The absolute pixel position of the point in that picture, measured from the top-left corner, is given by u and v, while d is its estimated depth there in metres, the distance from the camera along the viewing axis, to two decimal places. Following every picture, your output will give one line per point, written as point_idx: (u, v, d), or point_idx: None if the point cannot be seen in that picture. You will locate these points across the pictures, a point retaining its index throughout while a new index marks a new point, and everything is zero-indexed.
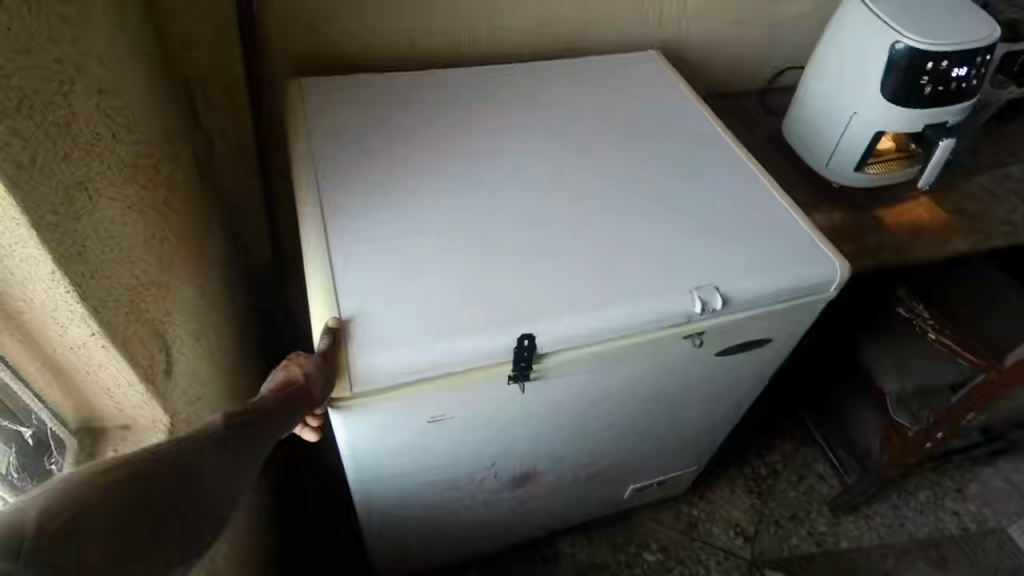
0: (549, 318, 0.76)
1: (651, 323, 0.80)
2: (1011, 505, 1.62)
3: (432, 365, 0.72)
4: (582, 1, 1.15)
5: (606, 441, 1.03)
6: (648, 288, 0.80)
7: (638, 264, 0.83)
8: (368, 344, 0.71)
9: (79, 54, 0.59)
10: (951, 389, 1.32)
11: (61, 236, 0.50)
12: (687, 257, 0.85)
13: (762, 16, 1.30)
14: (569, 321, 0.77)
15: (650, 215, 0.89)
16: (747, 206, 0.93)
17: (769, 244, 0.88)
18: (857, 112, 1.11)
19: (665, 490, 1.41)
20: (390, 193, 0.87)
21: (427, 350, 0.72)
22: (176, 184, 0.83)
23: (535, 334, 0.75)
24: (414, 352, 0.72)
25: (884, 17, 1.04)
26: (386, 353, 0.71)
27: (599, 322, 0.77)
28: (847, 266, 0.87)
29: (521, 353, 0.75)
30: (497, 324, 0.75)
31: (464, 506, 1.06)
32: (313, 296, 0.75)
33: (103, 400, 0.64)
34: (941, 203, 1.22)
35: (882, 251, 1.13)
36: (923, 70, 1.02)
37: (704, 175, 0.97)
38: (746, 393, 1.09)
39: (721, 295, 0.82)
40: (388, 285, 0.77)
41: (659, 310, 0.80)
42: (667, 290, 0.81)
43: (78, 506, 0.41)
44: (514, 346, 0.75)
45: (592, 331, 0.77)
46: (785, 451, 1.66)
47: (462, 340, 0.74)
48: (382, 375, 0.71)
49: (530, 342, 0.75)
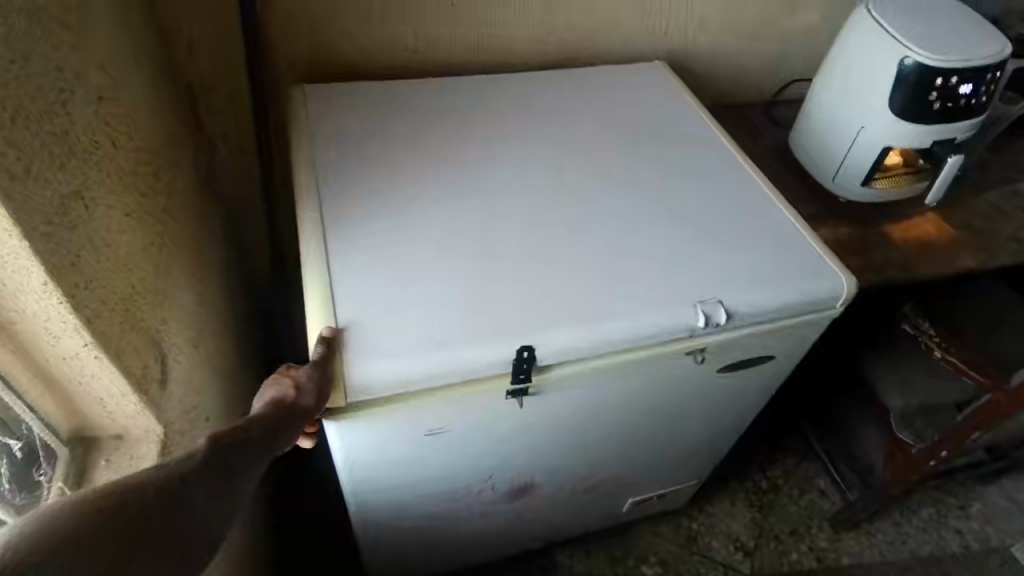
0: (550, 328, 0.75)
1: (652, 337, 0.78)
2: (1014, 524, 1.60)
3: (430, 375, 0.72)
4: (588, 11, 1.15)
5: (605, 454, 1.02)
6: (647, 299, 0.79)
7: (640, 267, 0.82)
8: (365, 353, 0.71)
9: (80, 60, 0.59)
10: (957, 407, 1.31)
11: (55, 246, 0.50)
12: (687, 261, 0.84)
13: (770, 28, 1.30)
14: (570, 332, 0.75)
15: (652, 218, 0.89)
16: (752, 217, 0.92)
17: (774, 255, 0.87)
18: (864, 126, 1.10)
19: (665, 503, 1.39)
20: (391, 200, 0.86)
21: (425, 360, 0.71)
22: (176, 190, 0.83)
23: (535, 346, 0.74)
24: (411, 361, 0.71)
25: (893, 32, 1.04)
26: (383, 363, 0.70)
27: (600, 334, 0.76)
28: (854, 281, 0.86)
29: (521, 364, 0.75)
30: (498, 333, 0.74)
31: (461, 517, 1.05)
32: (311, 302, 0.74)
33: (96, 410, 0.63)
34: (948, 219, 1.21)
35: (887, 267, 1.11)
36: (932, 86, 1.01)
37: (710, 185, 0.95)
38: (748, 408, 1.08)
39: (725, 309, 0.80)
40: (387, 292, 0.76)
41: (660, 324, 0.78)
42: (666, 302, 0.79)
43: (65, 531, 0.40)
44: (514, 359, 0.74)
45: (593, 344, 0.76)
46: (787, 465, 1.65)
47: (461, 350, 0.73)
48: (376, 385, 0.70)
49: (530, 354, 0.74)
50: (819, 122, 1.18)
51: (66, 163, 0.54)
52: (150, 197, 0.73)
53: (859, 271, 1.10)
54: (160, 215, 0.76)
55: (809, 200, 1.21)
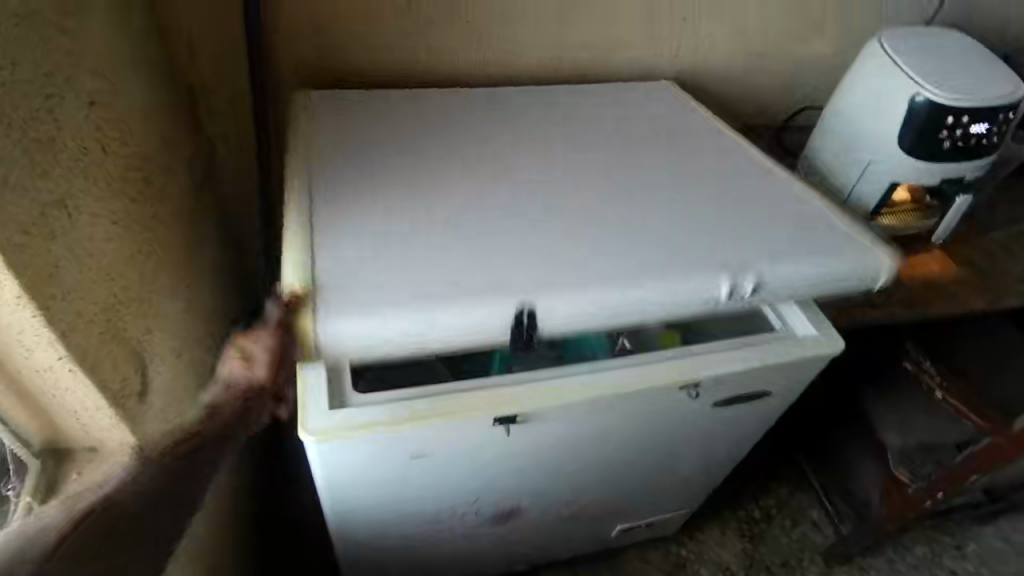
0: (549, 294, 0.73)
1: (660, 312, 0.77)
2: (1010, 567, 1.57)
3: (422, 333, 0.69)
4: (599, 31, 1.14)
5: (593, 481, 1.00)
6: (650, 279, 0.76)
7: (642, 249, 0.80)
8: (345, 312, 0.68)
9: (72, 65, 0.58)
10: (957, 448, 1.26)
11: (30, 259, 0.48)
12: (698, 242, 0.82)
13: (783, 55, 1.28)
14: (571, 302, 0.73)
15: (650, 208, 0.87)
16: (755, 205, 0.90)
17: (799, 235, 0.84)
18: (873, 159, 1.08)
19: (654, 530, 1.37)
20: (387, 182, 0.85)
21: (417, 315, 0.69)
22: (168, 195, 0.81)
23: (536, 307, 0.72)
24: (400, 319, 0.69)
25: (905, 68, 1.02)
26: (368, 322, 0.68)
27: (603, 305, 0.74)
28: (893, 260, 0.84)
29: (521, 328, 0.72)
30: (495, 296, 0.72)
31: (444, 538, 1.03)
32: (286, 270, 0.72)
33: (70, 423, 0.62)
34: (954, 256, 1.19)
35: (891, 302, 1.09)
36: (943, 123, 0.99)
37: (705, 180, 0.94)
38: (742, 441, 1.06)
39: (757, 279, 0.79)
40: (371, 260, 0.74)
41: (674, 297, 0.76)
42: (672, 280, 0.77)
43: None
44: (514, 319, 0.72)
45: (595, 315, 0.74)
46: (781, 495, 1.63)
47: (455, 308, 0.70)
48: (359, 342, 0.67)
49: (530, 315, 0.72)
50: (829, 150, 1.16)
51: (50, 169, 0.53)
52: (140, 201, 0.72)
53: (862, 306, 1.08)
54: (151, 220, 0.75)
55: None
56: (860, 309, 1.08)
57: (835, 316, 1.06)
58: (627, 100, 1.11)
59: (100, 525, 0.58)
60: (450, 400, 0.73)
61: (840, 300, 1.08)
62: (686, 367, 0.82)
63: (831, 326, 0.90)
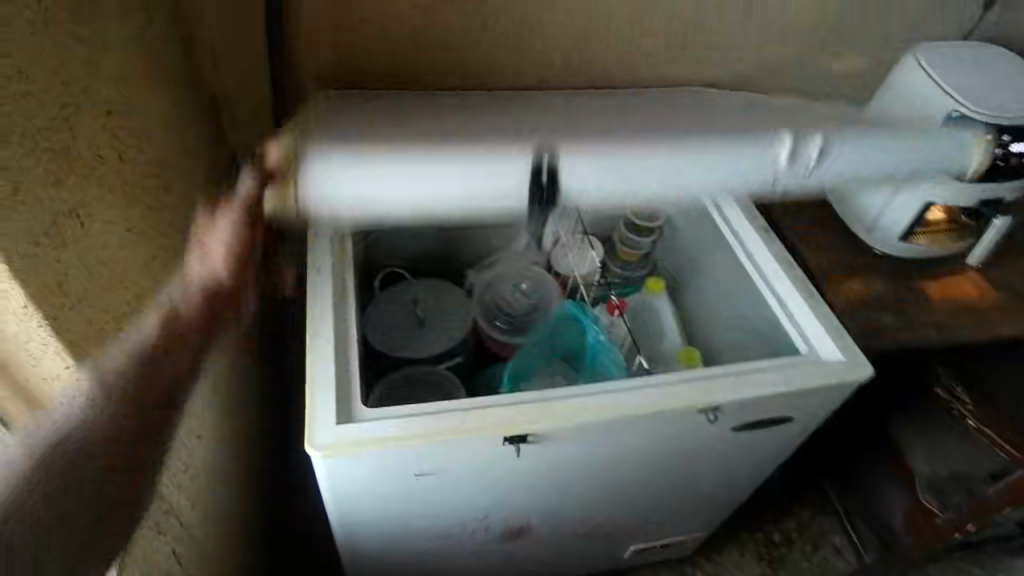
0: (564, 160, 0.81)
1: (665, 177, 0.85)
2: None
3: (434, 185, 0.78)
4: (623, 44, 1.13)
5: (606, 501, 0.98)
6: (656, 153, 0.84)
7: (635, 150, 0.84)
8: (331, 171, 0.76)
9: (90, 75, 0.58)
10: (991, 477, 1.16)
11: (38, 268, 0.48)
12: (698, 155, 0.85)
13: (813, 69, 1.25)
14: (580, 167, 0.81)
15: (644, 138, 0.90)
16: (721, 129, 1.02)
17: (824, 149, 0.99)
18: (906, 179, 1.05)
19: (669, 552, 1.33)
20: (382, 129, 0.92)
21: (424, 173, 0.77)
22: (187, 201, 0.82)
23: (558, 161, 0.81)
24: (399, 181, 0.76)
25: (943, 84, 1.00)
26: (360, 181, 0.76)
27: (613, 166, 0.82)
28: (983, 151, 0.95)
29: (544, 187, 0.80)
30: (501, 163, 0.79)
31: (453, 554, 1.01)
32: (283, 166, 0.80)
33: None
34: (992, 278, 1.13)
35: (921, 326, 1.05)
36: (981, 141, 0.96)
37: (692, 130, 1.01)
38: (762, 465, 1.03)
39: (817, 149, 0.89)
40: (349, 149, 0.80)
41: (707, 186, 0.87)
42: (693, 172, 0.86)
43: None
44: (534, 172, 0.80)
45: (601, 173, 0.81)
46: (802, 518, 1.58)
47: (463, 165, 0.78)
48: (341, 199, 0.75)
49: (551, 172, 0.80)
50: None
51: (64, 177, 0.53)
52: (158, 206, 0.72)
53: (891, 330, 1.04)
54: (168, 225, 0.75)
55: (842, 247, 1.15)
56: (889, 331, 1.03)
57: (861, 339, 1.02)
58: (650, 114, 1.11)
59: (61, 478, 0.46)
60: (460, 418, 0.72)
61: (868, 322, 1.04)
62: (702, 390, 0.80)
63: (856, 348, 0.88)
